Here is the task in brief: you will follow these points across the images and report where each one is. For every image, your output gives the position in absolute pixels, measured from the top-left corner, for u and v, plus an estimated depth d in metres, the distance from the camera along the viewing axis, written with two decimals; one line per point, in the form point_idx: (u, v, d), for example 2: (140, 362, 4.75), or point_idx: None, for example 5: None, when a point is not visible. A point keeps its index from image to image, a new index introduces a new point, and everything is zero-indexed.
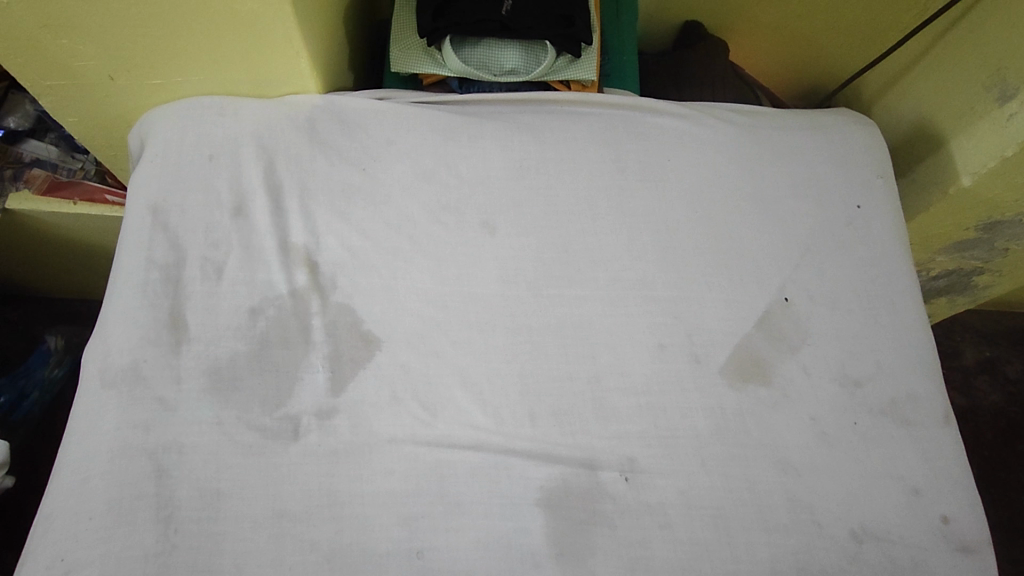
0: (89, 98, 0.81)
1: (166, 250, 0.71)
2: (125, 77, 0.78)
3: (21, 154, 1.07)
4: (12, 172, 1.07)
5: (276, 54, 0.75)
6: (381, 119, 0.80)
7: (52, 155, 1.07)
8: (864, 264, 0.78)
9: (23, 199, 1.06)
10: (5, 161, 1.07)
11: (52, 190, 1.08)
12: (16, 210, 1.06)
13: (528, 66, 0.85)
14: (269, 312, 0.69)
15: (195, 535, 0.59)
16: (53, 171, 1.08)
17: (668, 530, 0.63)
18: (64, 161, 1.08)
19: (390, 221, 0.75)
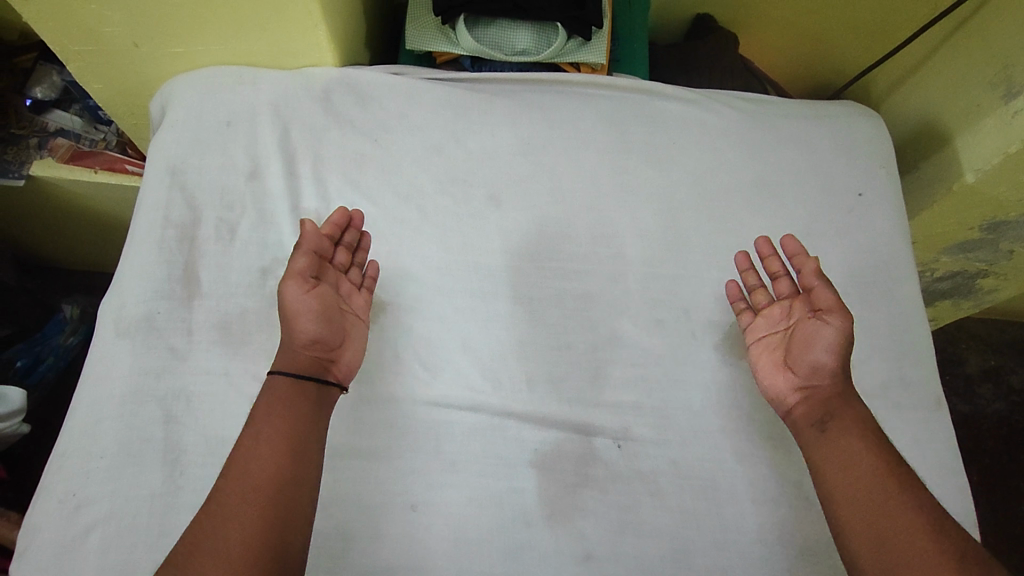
0: (115, 64, 0.84)
1: (183, 209, 0.74)
2: (150, 45, 0.80)
3: (47, 124, 1.12)
4: (37, 140, 1.11)
5: (296, 26, 0.78)
6: (395, 93, 0.83)
7: (76, 125, 1.11)
8: (863, 252, 0.79)
9: (46, 166, 1.09)
10: (32, 130, 1.11)
11: (75, 158, 1.11)
12: (40, 176, 1.09)
13: (539, 46, 0.87)
14: (279, 272, 0.72)
15: (199, 478, 0.61)
16: (76, 141, 1.12)
17: (657, 495, 0.64)
18: (87, 132, 1.12)
19: (399, 191, 0.77)
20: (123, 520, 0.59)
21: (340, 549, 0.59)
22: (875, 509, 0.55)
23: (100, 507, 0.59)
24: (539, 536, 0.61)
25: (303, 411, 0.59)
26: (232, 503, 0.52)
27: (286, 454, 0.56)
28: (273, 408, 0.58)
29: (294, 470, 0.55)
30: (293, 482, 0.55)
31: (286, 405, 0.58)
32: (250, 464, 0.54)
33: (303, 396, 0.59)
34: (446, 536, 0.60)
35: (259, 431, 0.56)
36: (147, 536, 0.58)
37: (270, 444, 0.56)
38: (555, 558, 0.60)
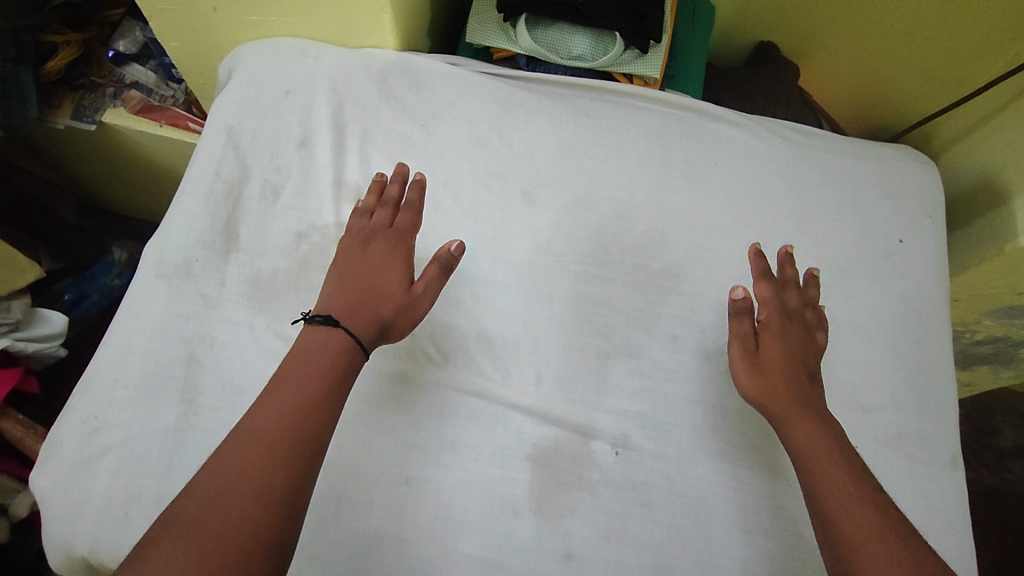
0: (192, 26, 0.89)
1: (234, 167, 0.78)
2: (226, 10, 0.85)
3: (124, 75, 1.19)
4: (113, 89, 1.19)
5: (364, 9, 0.81)
6: (448, 82, 0.85)
7: (150, 80, 1.19)
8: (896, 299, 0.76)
9: (118, 115, 1.17)
10: (108, 79, 1.19)
11: (145, 111, 1.18)
12: (111, 123, 1.17)
13: (596, 54, 0.88)
14: (314, 238, 0.74)
15: (211, 420, 0.64)
16: (148, 95, 1.20)
17: (649, 508, 0.63)
18: (159, 87, 1.20)
19: (439, 176, 0.79)
20: (136, 448, 0.62)
21: (331, 508, 0.61)
22: (869, 555, 0.52)
23: (118, 432, 0.63)
24: (524, 530, 0.61)
25: (345, 369, 0.58)
26: (252, 440, 0.52)
27: (320, 391, 0.56)
28: (314, 357, 0.58)
29: (320, 426, 0.54)
30: (319, 438, 0.54)
31: (320, 344, 0.59)
32: (278, 409, 0.54)
33: (348, 351, 0.59)
34: (435, 513, 0.61)
35: (295, 362, 0.57)
36: (155, 465, 0.61)
37: (302, 392, 0.55)
38: (539, 555, 0.61)
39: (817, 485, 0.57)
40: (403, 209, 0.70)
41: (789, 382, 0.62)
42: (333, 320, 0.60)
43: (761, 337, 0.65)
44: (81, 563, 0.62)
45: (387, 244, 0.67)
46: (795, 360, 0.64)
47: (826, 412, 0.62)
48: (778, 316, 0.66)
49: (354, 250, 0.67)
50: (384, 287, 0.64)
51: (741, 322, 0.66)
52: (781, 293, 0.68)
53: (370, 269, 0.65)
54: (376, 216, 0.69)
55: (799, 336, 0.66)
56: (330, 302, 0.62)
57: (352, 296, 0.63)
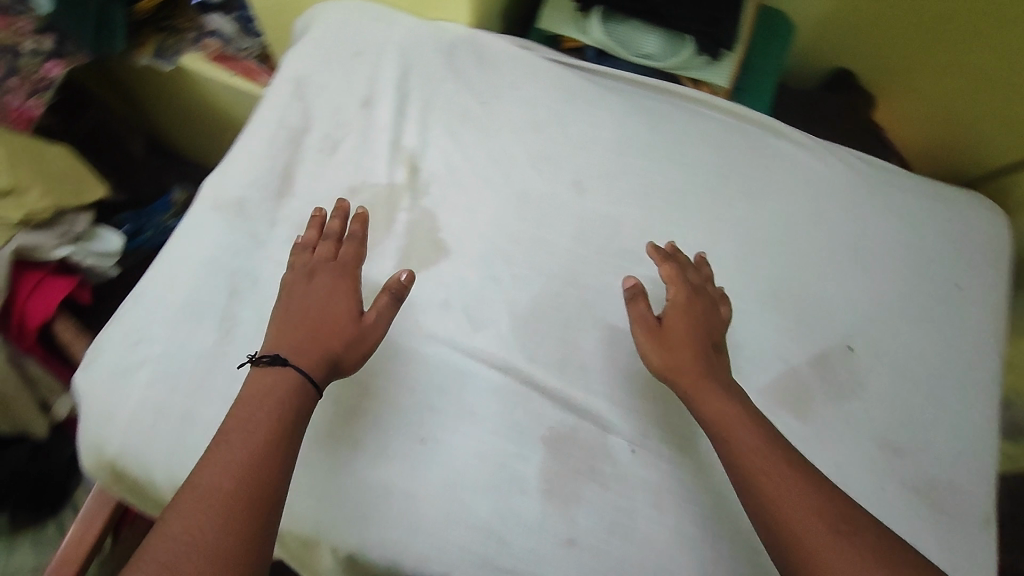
0: None
1: (299, 118, 0.80)
2: None
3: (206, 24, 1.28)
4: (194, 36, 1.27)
5: None
6: (513, 63, 0.85)
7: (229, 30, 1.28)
8: (887, 310, 0.74)
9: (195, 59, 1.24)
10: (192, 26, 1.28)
11: (219, 59, 1.26)
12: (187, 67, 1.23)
13: (665, 55, 0.87)
14: (364, 195, 0.76)
15: (241, 351, 0.66)
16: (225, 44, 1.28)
17: (655, 509, 0.62)
18: (236, 38, 1.29)
19: (493, 153, 0.80)
20: (172, 367, 0.65)
21: (346, 454, 0.62)
22: None
23: (157, 348, 0.66)
24: (529, 507, 0.61)
25: (298, 416, 0.55)
26: (198, 505, 0.47)
27: (273, 442, 0.52)
28: (265, 406, 0.54)
29: (274, 478, 0.50)
30: (273, 493, 0.50)
31: (268, 392, 0.55)
32: (225, 466, 0.49)
33: (299, 395, 0.56)
34: (442, 476, 0.62)
35: (245, 413, 0.53)
36: (186, 385, 0.64)
37: (253, 443, 0.51)
38: (540, 536, 0.60)
39: (736, 457, 0.55)
40: (346, 240, 0.69)
41: (693, 355, 0.62)
42: (280, 360, 0.57)
43: (665, 313, 0.65)
44: (107, 467, 0.64)
45: (334, 276, 0.65)
46: (699, 335, 0.63)
47: (729, 380, 0.61)
48: (683, 294, 0.66)
49: (297, 285, 0.64)
50: (332, 319, 0.61)
51: (637, 305, 0.66)
52: (685, 270, 0.68)
53: (314, 303, 0.62)
54: (319, 250, 0.67)
55: (704, 311, 0.65)
56: (276, 344, 0.59)
57: (297, 331, 0.60)
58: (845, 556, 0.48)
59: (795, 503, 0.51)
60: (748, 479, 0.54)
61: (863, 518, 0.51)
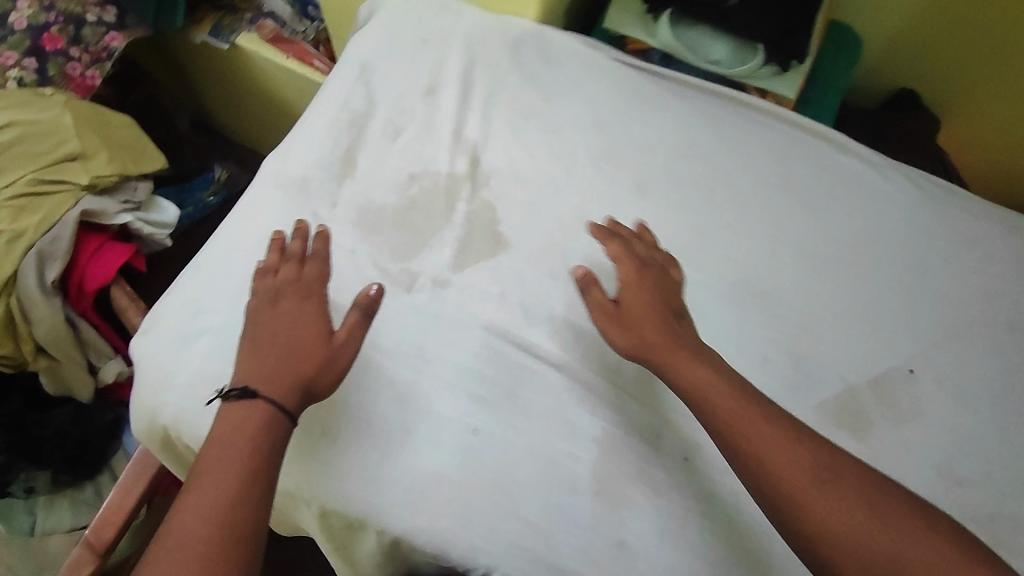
0: None
1: (362, 101, 0.80)
2: None
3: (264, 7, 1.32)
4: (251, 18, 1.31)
5: None
6: (578, 62, 0.85)
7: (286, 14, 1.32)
8: (884, 298, 0.74)
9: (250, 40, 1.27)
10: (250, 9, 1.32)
11: (274, 41, 1.29)
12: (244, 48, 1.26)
13: (733, 62, 0.86)
14: (425, 182, 0.75)
15: None
16: (280, 27, 1.31)
17: (671, 485, 0.62)
18: (292, 22, 1.32)
19: (555, 150, 0.79)
20: (228, 340, 0.65)
21: (397, 439, 0.62)
22: None
23: (215, 319, 0.66)
24: (542, 464, 0.62)
25: (270, 445, 0.53)
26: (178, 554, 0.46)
27: (250, 471, 0.50)
28: (239, 435, 0.52)
29: (255, 513, 0.49)
30: (253, 528, 0.48)
31: (243, 420, 0.53)
32: (199, 512, 0.48)
33: (267, 425, 0.53)
34: (492, 468, 0.61)
35: (220, 443, 0.52)
36: None
37: (224, 485, 0.49)
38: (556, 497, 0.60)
39: (725, 423, 0.55)
40: (310, 259, 0.65)
41: (658, 329, 0.61)
42: (250, 393, 0.54)
43: (621, 295, 0.64)
44: (158, 434, 0.65)
45: (300, 298, 0.62)
46: (658, 308, 0.63)
47: (697, 341, 0.62)
48: (633, 272, 0.65)
49: (262, 310, 0.60)
50: (303, 343, 0.58)
51: (594, 293, 0.64)
52: (630, 245, 0.68)
53: (282, 328, 0.59)
54: (281, 272, 0.63)
55: (656, 281, 0.65)
56: (243, 375, 0.56)
57: (267, 360, 0.57)
58: (838, 497, 0.50)
59: (789, 460, 0.52)
60: (741, 447, 0.53)
61: (845, 457, 0.54)
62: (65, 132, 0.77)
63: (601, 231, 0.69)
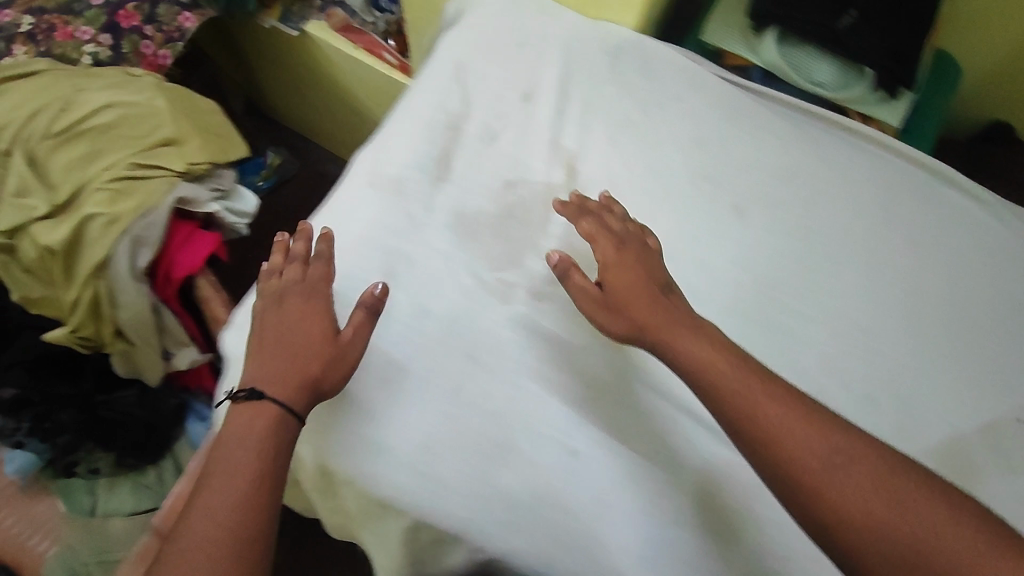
0: None
1: (458, 102, 0.78)
2: None
3: None
4: (322, 5, 1.31)
5: None
6: (678, 74, 0.82)
7: (356, 4, 1.31)
8: (883, 285, 0.73)
9: (318, 28, 1.26)
10: None
11: (343, 30, 1.28)
12: (312, 35, 1.26)
13: (839, 85, 0.83)
14: (522, 191, 0.74)
15: (393, 335, 0.65)
16: (349, 16, 1.31)
17: (679, 463, 0.62)
18: (362, 12, 1.32)
19: (653, 165, 0.77)
20: None
21: (491, 457, 0.60)
22: None
23: None
24: (546, 424, 0.62)
25: (279, 449, 0.53)
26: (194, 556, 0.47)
27: (252, 470, 0.51)
28: (244, 438, 0.52)
29: (255, 514, 0.49)
30: (265, 532, 0.49)
31: (249, 422, 0.53)
32: (209, 517, 0.48)
33: (275, 427, 0.53)
34: (589, 493, 0.59)
35: (231, 442, 0.52)
36: None
37: (235, 494, 0.49)
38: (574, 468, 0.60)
39: (728, 400, 0.52)
40: (314, 261, 0.65)
41: (644, 307, 0.59)
42: (257, 395, 0.54)
43: (604, 278, 0.62)
44: None
45: (304, 298, 0.62)
46: (644, 283, 0.61)
47: (688, 311, 0.60)
48: (612, 249, 0.64)
49: (267, 313, 0.60)
50: (309, 340, 0.58)
51: (575, 275, 0.62)
52: (603, 219, 0.67)
53: (288, 326, 0.59)
54: (285, 273, 0.63)
55: (637, 255, 0.63)
56: (250, 376, 0.56)
57: (273, 360, 0.57)
58: (844, 473, 0.47)
59: (794, 438, 0.49)
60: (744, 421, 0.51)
61: (855, 432, 0.50)
62: (160, 115, 0.75)
63: (570, 209, 0.68)
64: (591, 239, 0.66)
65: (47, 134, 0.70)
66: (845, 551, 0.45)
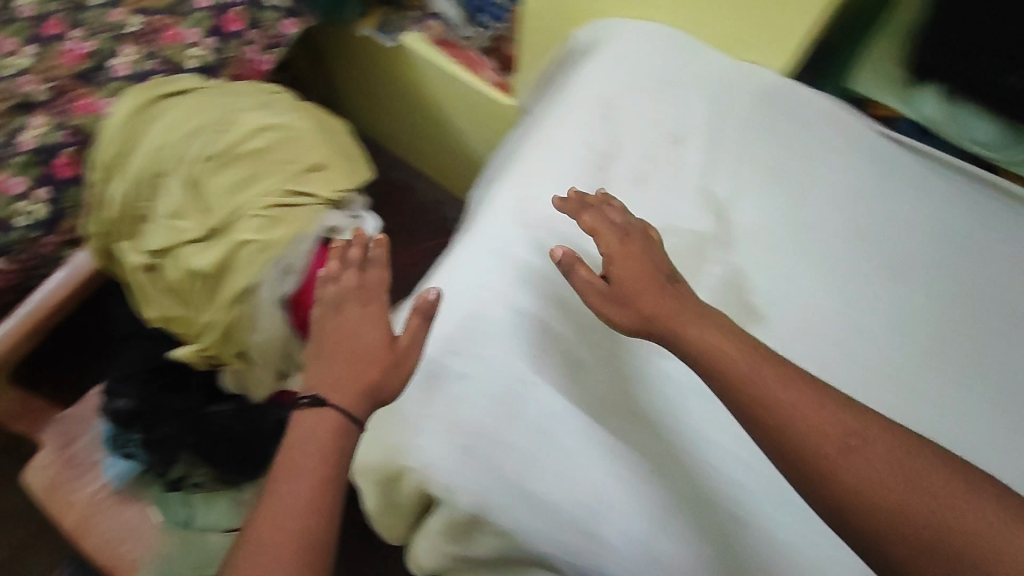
0: None
1: (607, 142, 0.77)
2: None
3: (431, 7, 1.29)
4: (419, 18, 1.29)
5: (771, 28, 0.80)
6: (829, 124, 0.81)
7: (454, 18, 1.27)
8: (910, 295, 0.73)
9: (417, 41, 1.24)
10: (419, 10, 1.30)
11: (440, 44, 1.25)
12: (409, 48, 1.24)
13: (998, 146, 0.80)
14: (673, 238, 0.72)
15: (556, 381, 0.66)
16: (446, 29, 1.27)
17: (786, 504, 0.64)
18: (460, 26, 1.27)
19: (803, 219, 0.76)
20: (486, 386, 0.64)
21: (651, 514, 0.61)
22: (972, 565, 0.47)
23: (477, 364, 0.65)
24: (546, 411, 0.64)
25: (343, 454, 0.59)
26: (264, 559, 0.53)
27: (317, 473, 0.57)
28: (309, 443, 0.58)
29: (320, 514, 0.56)
30: (328, 528, 0.56)
31: (314, 428, 0.59)
32: (282, 517, 0.55)
33: (338, 433, 0.59)
34: (744, 554, 0.61)
35: (300, 449, 0.58)
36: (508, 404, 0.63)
37: (302, 507, 0.56)
38: (582, 455, 0.62)
39: (741, 391, 0.55)
40: (370, 266, 0.68)
41: (652, 299, 0.61)
42: (320, 401, 0.60)
43: (610, 271, 0.63)
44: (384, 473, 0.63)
45: (362, 303, 0.66)
46: (651, 275, 0.62)
47: (697, 302, 0.61)
48: (615, 243, 0.64)
49: (328, 317, 0.65)
50: (368, 347, 0.62)
51: (586, 274, 0.61)
52: (605, 213, 0.66)
53: (349, 334, 0.64)
54: (340, 277, 0.67)
55: (642, 247, 0.64)
56: (316, 382, 0.62)
57: (334, 371, 0.62)
58: (857, 456, 0.51)
59: (805, 422, 0.52)
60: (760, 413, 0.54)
61: (861, 412, 0.54)
62: (306, 140, 0.78)
63: (573, 205, 0.67)
64: (593, 231, 0.65)
65: (204, 156, 0.75)
66: (857, 527, 0.49)
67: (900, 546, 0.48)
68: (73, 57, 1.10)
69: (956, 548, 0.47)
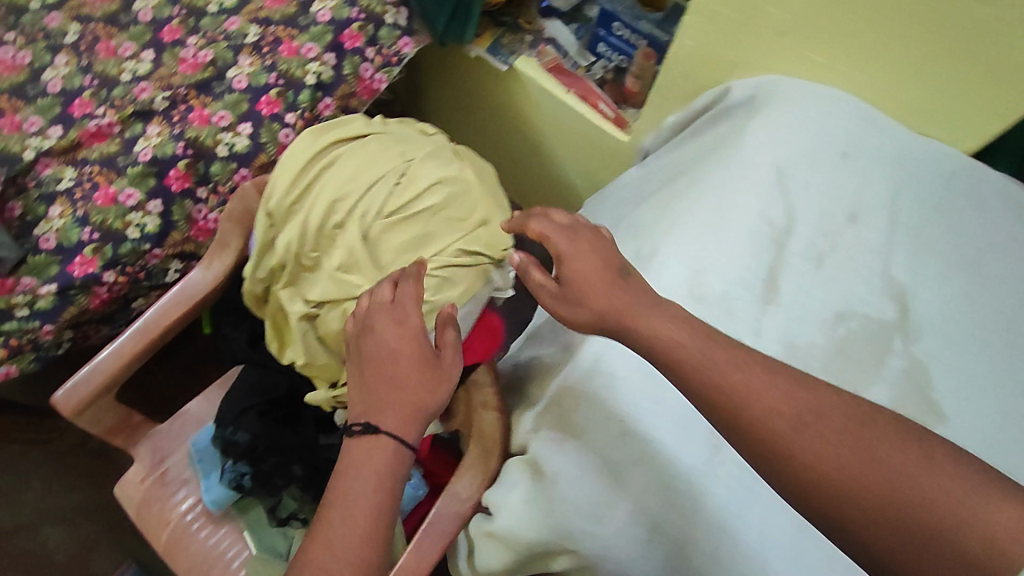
0: (733, 41, 0.86)
1: (782, 214, 0.75)
2: (791, 39, 0.82)
3: (545, 31, 1.26)
4: (533, 40, 1.25)
5: (962, 109, 0.78)
6: (1010, 208, 0.78)
7: (572, 48, 1.25)
8: None
9: (530, 65, 1.20)
10: (532, 31, 1.26)
11: (555, 71, 1.23)
12: (522, 72, 1.20)
13: None
14: (853, 325, 0.70)
15: (732, 475, 0.64)
16: (561, 57, 1.25)
17: None
18: (577, 55, 1.25)
19: (988, 312, 0.72)
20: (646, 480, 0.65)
21: None
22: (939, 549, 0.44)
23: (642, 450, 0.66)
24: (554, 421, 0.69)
25: (396, 477, 0.63)
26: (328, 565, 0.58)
27: (378, 493, 0.61)
28: (365, 464, 0.62)
29: (379, 523, 0.61)
30: (385, 533, 0.62)
31: (367, 453, 0.62)
32: (342, 533, 0.59)
33: (396, 457, 0.62)
34: None
35: (355, 475, 0.61)
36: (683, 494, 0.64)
37: (359, 527, 0.60)
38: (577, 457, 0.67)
39: (695, 370, 0.53)
40: (402, 283, 0.70)
41: (603, 295, 0.59)
42: (372, 427, 0.63)
43: (564, 270, 0.62)
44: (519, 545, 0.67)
45: (395, 319, 0.67)
46: (598, 267, 0.61)
47: (649, 289, 0.60)
48: (563, 239, 0.64)
49: (363, 338, 0.67)
50: (408, 367, 0.65)
51: (534, 275, 0.64)
52: (551, 217, 0.67)
53: (385, 354, 0.65)
54: (377, 294, 0.69)
55: (590, 241, 0.64)
56: (360, 407, 0.64)
57: (381, 392, 0.64)
58: (813, 433, 0.48)
59: (762, 404, 0.50)
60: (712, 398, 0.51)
61: (822, 389, 0.51)
62: (473, 194, 0.79)
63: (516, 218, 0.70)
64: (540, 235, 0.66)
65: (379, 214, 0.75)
66: (822, 508, 0.47)
67: (862, 522, 0.46)
68: (190, 65, 1.07)
69: (928, 524, 0.44)
